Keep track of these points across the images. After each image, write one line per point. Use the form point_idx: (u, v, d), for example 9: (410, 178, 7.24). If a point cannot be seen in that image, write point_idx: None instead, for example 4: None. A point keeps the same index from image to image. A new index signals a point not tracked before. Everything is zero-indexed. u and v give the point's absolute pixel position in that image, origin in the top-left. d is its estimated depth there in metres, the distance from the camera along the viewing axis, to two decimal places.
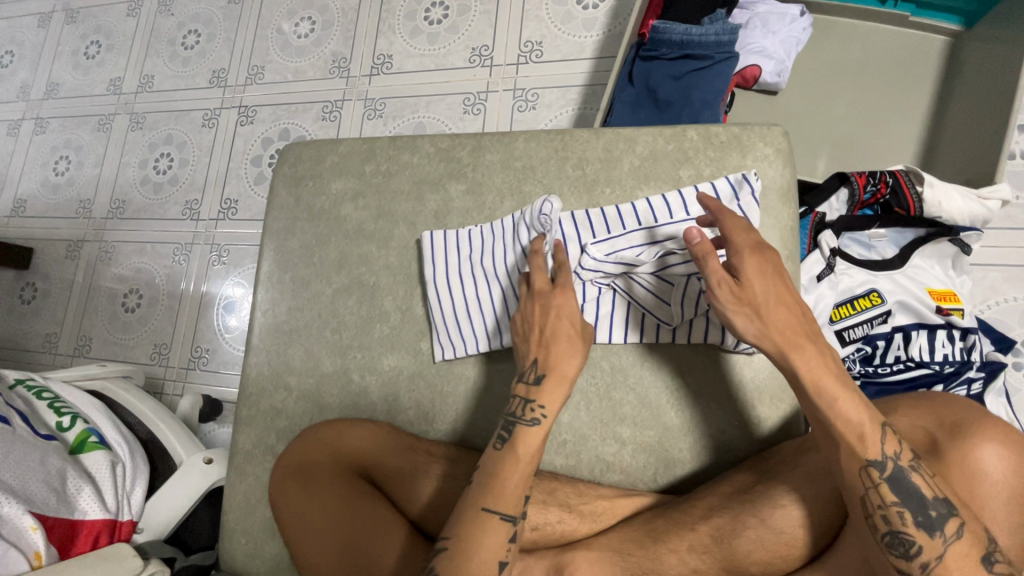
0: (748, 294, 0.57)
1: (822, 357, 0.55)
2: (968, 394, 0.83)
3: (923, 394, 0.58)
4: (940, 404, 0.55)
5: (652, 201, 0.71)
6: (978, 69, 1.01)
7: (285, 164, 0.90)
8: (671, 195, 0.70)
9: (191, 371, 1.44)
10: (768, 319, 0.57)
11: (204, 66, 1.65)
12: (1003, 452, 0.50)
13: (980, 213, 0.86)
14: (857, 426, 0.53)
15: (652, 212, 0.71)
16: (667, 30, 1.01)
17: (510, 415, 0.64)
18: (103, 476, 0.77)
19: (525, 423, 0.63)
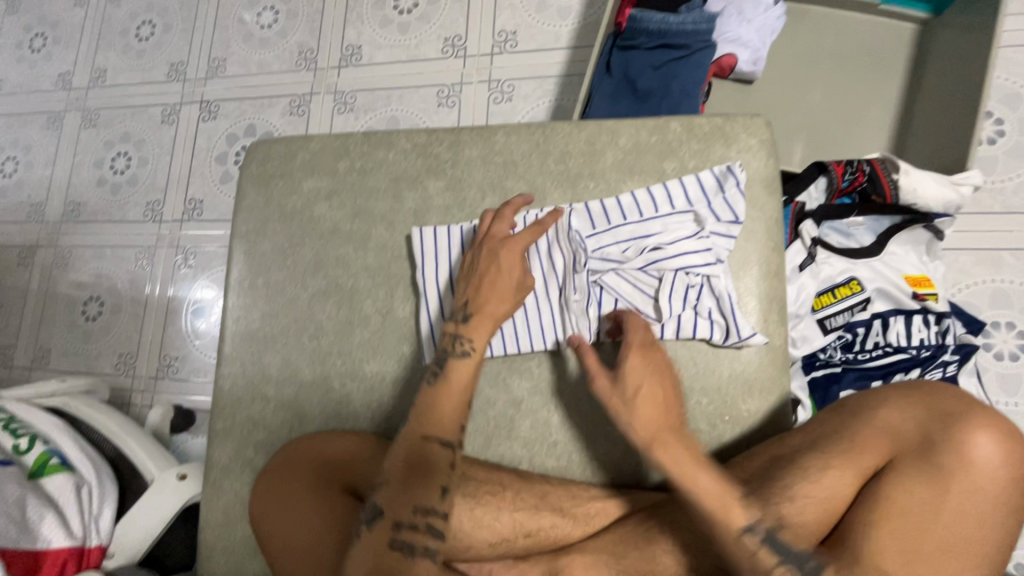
0: (626, 382, 0.61)
1: (684, 443, 0.58)
2: (943, 376, 0.84)
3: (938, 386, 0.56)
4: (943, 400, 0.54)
5: (638, 196, 0.70)
6: (947, 56, 1.03)
7: (253, 163, 0.86)
8: (656, 189, 0.70)
9: (160, 381, 1.38)
10: (637, 407, 0.60)
11: (161, 59, 1.56)
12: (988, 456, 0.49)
13: (953, 199, 0.85)
14: (714, 496, 0.55)
15: (639, 207, 0.70)
16: (644, 19, 0.99)
17: (444, 350, 0.67)
18: (65, 503, 0.73)
19: (461, 354, 0.66)
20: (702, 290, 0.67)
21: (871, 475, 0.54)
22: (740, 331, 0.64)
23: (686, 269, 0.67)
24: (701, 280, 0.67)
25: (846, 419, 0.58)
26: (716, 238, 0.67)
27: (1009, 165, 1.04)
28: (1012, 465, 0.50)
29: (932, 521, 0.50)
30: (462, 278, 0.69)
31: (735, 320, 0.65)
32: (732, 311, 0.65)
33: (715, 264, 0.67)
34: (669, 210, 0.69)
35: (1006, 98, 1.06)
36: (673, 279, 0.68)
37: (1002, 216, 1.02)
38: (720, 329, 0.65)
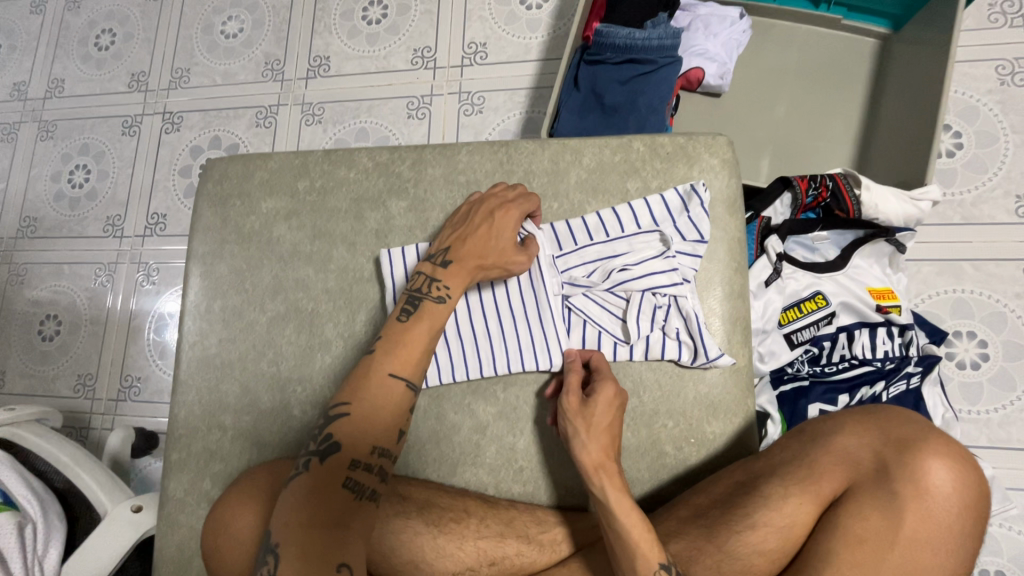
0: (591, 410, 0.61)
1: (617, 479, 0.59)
2: (907, 388, 0.85)
3: (894, 409, 0.56)
4: (900, 426, 0.54)
5: (603, 215, 0.69)
6: (906, 72, 1.05)
7: (210, 182, 0.83)
8: (623, 209, 0.69)
9: (122, 403, 1.33)
10: (593, 436, 0.60)
11: (121, 69, 1.52)
12: (940, 492, 0.50)
13: (913, 214, 0.87)
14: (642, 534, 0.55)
15: (604, 226, 0.69)
16: (610, 34, 0.99)
17: (417, 290, 0.66)
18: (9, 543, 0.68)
19: (432, 299, 0.65)
20: (670, 311, 0.66)
21: (832, 503, 0.54)
22: (708, 352, 0.64)
23: (654, 290, 0.66)
24: (669, 300, 0.66)
25: (804, 445, 0.57)
26: (682, 257, 0.67)
27: (968, 177, 1.06)
28: (964, 492, 0.50)
29: (890, 550, 0.50)
30: (451, 226, 0.69)
31: (703, 340, 0.64)
32: (699, 332, 0.64)
33: (682, 284, 0.66)
34: (636, 230, 0.68)
35: (965, 111, 1.09)
36: (642, 300, 0.66)
37: (962, 228, 1.04)
38: (688, 350, 0.65)
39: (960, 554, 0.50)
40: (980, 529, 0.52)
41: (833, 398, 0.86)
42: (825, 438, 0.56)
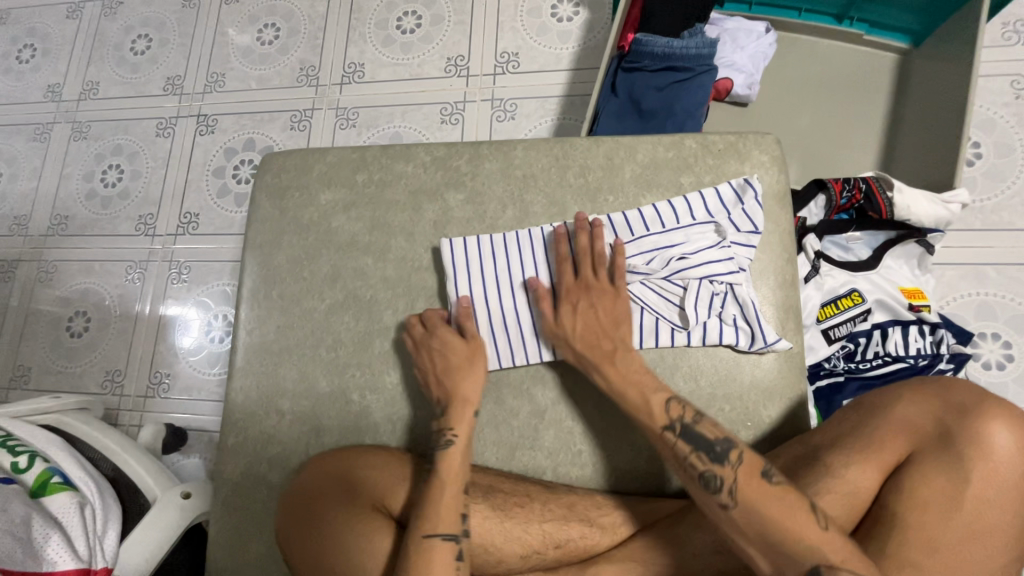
0: (616, 387, 0.65)
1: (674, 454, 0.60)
2: None
3: (949, 378, 0.59)
4: (959, 392, 0.57)
5: (659, 208, 0.72)
6: (927, 84, 1.09)
7: (267, 174, 0.85)
8: (680, 200, 0.72)
9: (150, 399, 1.33)
10: (581, 351, 0.67)
11: (156, 73, 1.55)
12: (1004, 452, 0.53)
13: (943, 216, 0.91)
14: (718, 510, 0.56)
15: (660, 218, 0.72)
16: (648, 43, 1.03)
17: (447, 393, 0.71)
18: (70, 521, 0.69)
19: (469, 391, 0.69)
20: (727, 298, 0.69)
21: (895, 469, 0.57)
22: (765, 337, 0.67)
23: (712, 278, 0.69)
24: (726, 288, 0.69)
25: (863, 415, 0.60)
26: (737, 247, 0.70)
27: (988, 186, 1.10)
28: None
29: (957, 509, 0.53)
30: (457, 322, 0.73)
31: (760, 326, 0.67)
32: (754, 316, 0.67)
33: (738, 273, 0.69)
34: (692, 220, 0.71)
35: (983, 123, 1.13)
36: (700, 287, 0.69)
37: (984, 233, 1.08)
38: (746, 335, 0.67)
39: (1022, 510, 0.53)
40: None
41: None
42: (885, 408, 0.59)
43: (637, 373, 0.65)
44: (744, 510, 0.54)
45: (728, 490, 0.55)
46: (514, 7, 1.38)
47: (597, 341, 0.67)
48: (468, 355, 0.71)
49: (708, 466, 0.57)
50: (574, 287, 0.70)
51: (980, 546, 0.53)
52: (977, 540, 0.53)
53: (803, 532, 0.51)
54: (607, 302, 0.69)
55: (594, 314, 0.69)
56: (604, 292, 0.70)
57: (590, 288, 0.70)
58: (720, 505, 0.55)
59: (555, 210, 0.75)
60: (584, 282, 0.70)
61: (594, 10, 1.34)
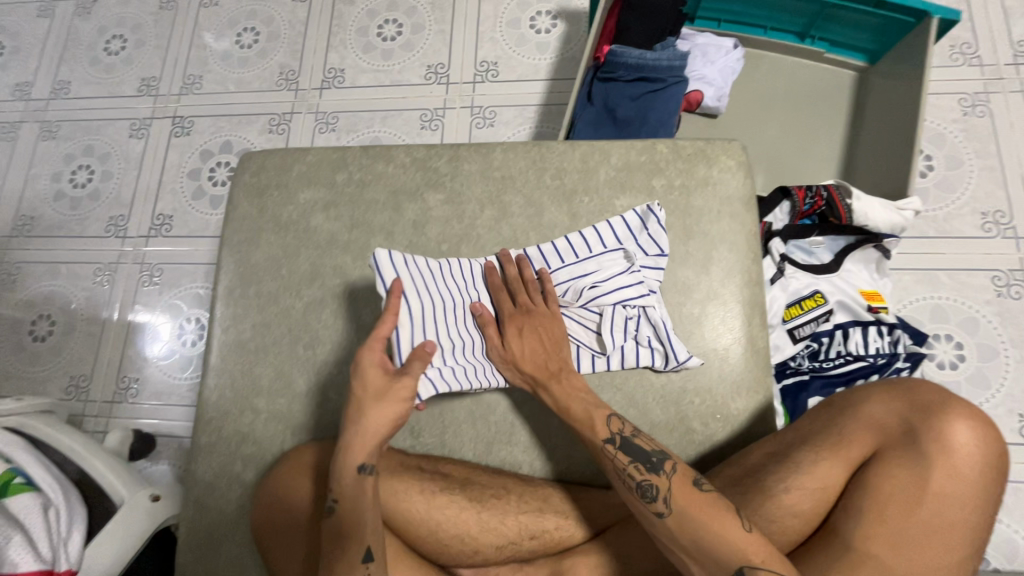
0: (563, 407, 0.67)
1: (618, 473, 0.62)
2: None
3: (916, 378, 0.62)
4: (925, 392, 0.60)
5: (572, 239, 0.75)
6: (882, 99, 1.16)
7: (246, 173, 0.85)
8: (589, 231, 0.75)
9: (117, 405, 1.29)
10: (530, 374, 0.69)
11: (131, 74, 1.53)
12: (965, 450, 0.56)
13: (898, 222, 0.96)
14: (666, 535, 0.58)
15: (573, 249, 0.74)
16: (623, 54, 1.07)
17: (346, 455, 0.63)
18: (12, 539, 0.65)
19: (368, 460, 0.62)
20: (640, 321, 0.71)
21: (862, 464, 0.60)
22: (675, 356, 0.69)
23: (626, 303, 0.72)
24: (640, 309, 0.72)
25: (833, 414, 0.63)
26: (647, 271, 0.73)
27: (940, 196, 1.17)
28: (985, 450, 0.56)
29: (918, 504, 0.56)
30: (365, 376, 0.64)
31: (671, 345, 0.69)
32: (664, 336, 0.70)
33: (649, 295, 0.72)
34: (602, 249, 0.74)
35: (934, 138, 1.21)
36: (615, 313, 0.72)
37: (937, 240, 1.15)
38: (660, 355, 0.70)
39: (981, 507, 0.56)
40: (1000, 485, 0.57)
41: (831, 391, 0.91)
42: (854, 407, 0.62)
43: (580, 396, 0.67)
44: (676, 519, 0.57)
45: (664, 499, 0.58)
46: (493, 18, 1.41)
47: (545, 367, 0.69)
48: (378, 391, 0.63)
49: (644, 475, 0.60)
50: (513, 314, 0.72)
51: (939, 541, 0.55)
52: (938, 534, 0.55)
53: (729, 534, 0.55)
54: (545, 327, 0.71)
55: (537, 339, 0.70)
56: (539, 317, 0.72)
57: (527, 314, 0.72)
58: (655, 513, 0.58)
59: (533, 211, 0.77)
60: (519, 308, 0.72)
61: (571, 23, 1.38)
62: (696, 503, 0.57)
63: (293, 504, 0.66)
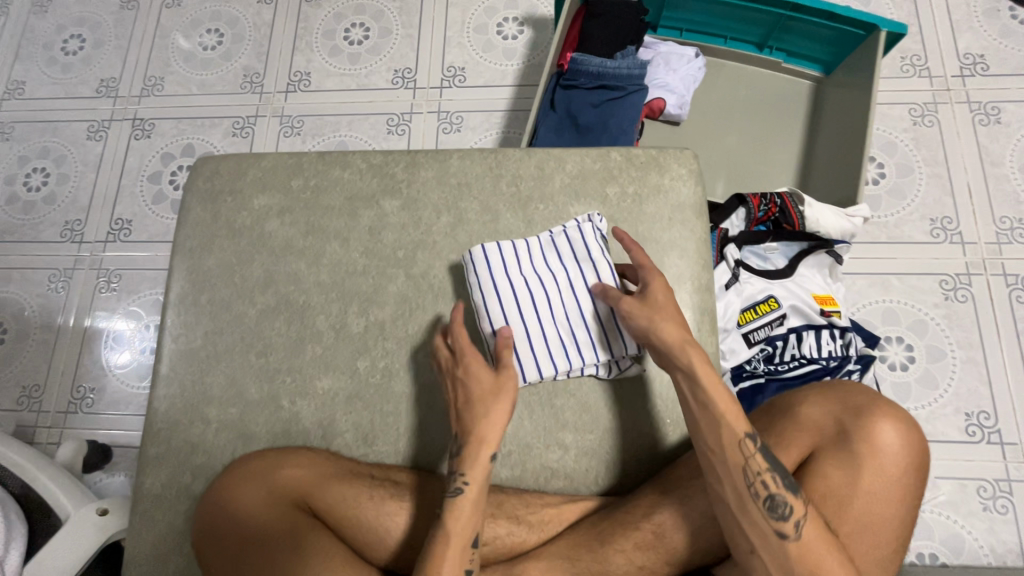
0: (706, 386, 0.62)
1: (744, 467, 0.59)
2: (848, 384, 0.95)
3: (846, 382, 0.64)
4: (856, 394, 0.62)
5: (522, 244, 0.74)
6: (837, 109, 1.19)
7: (200, 178, 0.84)
8: (528, 245, 0.74)
9: (72, 415, 1.25)
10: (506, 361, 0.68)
11: (90, 74, 1.49)
12: (895, 449, 0.58)
13: (847, 229, 1.00)
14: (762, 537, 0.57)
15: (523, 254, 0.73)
16: (585, 62, 1.09)
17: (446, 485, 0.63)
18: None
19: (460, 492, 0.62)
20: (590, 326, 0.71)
21: (800, 466, 0.61)
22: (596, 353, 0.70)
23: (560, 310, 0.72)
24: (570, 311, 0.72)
25: (774, 418, 0.65)
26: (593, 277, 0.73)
27: (891, 203, 1.21)
28: (911, 452, 0.59)
29: (851, 504, 0.58)
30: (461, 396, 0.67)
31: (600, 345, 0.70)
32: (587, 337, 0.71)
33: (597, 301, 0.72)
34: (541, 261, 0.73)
35: (885, 146, 1.25)
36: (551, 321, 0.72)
37: (888, 246, 1.18)
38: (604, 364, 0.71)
39: (906, 505, 0.59)
40: (922, 481, 0.60)
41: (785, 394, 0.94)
42: (793, 409, 0.63)
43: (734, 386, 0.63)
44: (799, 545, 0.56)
45: (796, 523, 0.56)
46: (461, 23, 1.42)
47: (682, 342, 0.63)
48: (492, 388, 0.66)
49: (780, 491, 0.57)
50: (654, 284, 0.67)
51: (866, 539, 0.58)
52: (867, 532, 0.58)
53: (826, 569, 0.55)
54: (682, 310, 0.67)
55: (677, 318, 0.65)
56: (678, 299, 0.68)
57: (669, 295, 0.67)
58: (779, 533, 0.56)
59: (488, 217, 0.78)
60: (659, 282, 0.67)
61: (538, 30, 1.39)
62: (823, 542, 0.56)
63: (240, 516, 0.64)
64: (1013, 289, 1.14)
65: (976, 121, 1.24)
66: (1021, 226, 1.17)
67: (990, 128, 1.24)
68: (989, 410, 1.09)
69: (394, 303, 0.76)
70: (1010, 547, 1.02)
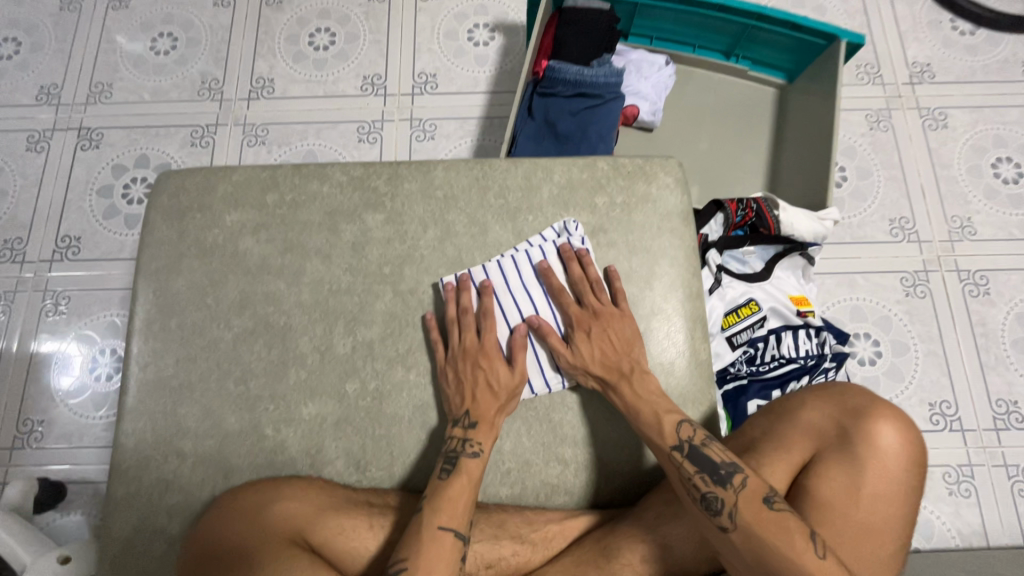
0: (632, 409, 0.67)
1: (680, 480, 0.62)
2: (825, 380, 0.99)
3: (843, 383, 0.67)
4: (852, 394, 0.64)
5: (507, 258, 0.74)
6: (801, 115, 1.23)
7: (163, 194, 0.79)
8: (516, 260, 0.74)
9: (18, 451, 1.15)
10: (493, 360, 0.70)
11: (27, 80, 1.38)
12: (894, 447, 0.60)
13: (820, 231, 1.03)
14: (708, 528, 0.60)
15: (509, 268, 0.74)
16: (561, 70, 1.09)
17: (451, 450, 0.66)
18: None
19: (467, 456, 0.66)
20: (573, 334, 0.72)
21: (802, 469, 0.63)
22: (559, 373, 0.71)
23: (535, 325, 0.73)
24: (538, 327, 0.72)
25: (772, 420, 0.66)
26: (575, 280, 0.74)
27: (853, 205, 1.27)
28: (909, 451, 0.61)
29: (855, 501, 0.60)
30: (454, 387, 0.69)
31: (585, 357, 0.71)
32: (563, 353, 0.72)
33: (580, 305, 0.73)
34: (519, 277, 0.74)
35: (846, 150, 1.31)
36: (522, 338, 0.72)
37: (852, 246, 1.24)
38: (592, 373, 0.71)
39: (909, 504, 0.60)
40: (922, 480, 0.62)
41: (768, 394, 0.96)
42: (793, 412, 0.65)
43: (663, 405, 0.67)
44: (742, 534, 0.58)
45: (728, 514, 0.59)
46: (431, 29, 1.39)
47: (607, 370, 0.69)
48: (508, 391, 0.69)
49: (710, 488, 0.60)
50: (582, 315, 0.71)
51: (872, 539, 0.59)
52: (872, 531, 0.59)
53: (773, 549, 0.56)
54: (613, 334, 0.71)
55: (604, 344, 0.70)
56: (621, 318, 0.72)
57: (597, 320, 0.71)
58: (719, 527, 0.59)
59: (477, 230, 0.76)
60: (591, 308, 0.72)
61: (509, 36, 1.39)
62: (763, 521, 0.57)
63: (228, 561, 0.60)
64: (966, 284, 1.21)
65: (926, 126, 1.32)
66: (970, 224, 1.25)
67: (939, 132, 1.31)
68: (950, 400, 1.15)
69: (382, 322, 0.73)
70: (975, 528, 1.07)
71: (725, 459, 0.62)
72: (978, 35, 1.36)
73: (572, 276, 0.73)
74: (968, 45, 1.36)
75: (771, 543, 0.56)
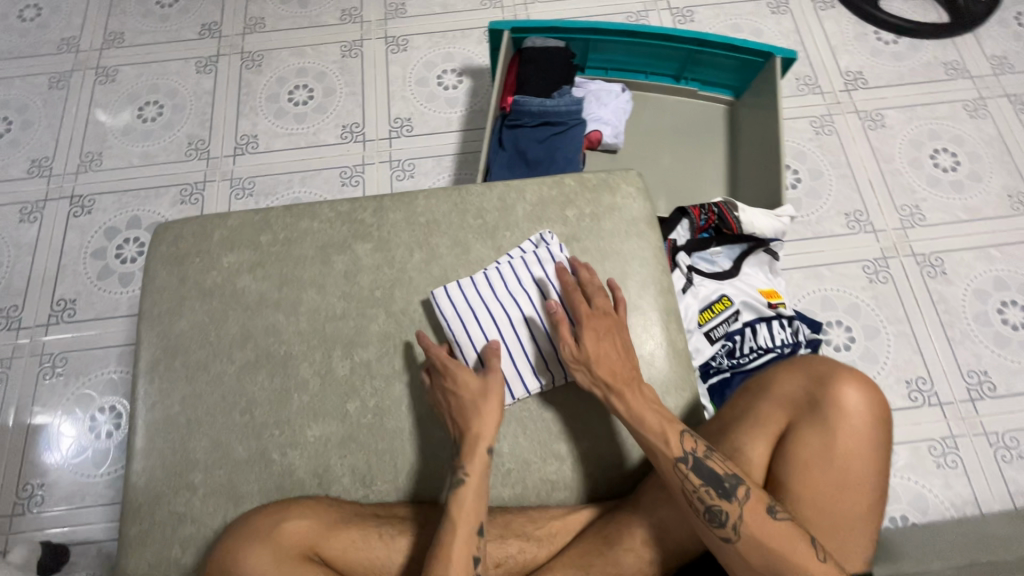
0: (636, 415, 0.68)
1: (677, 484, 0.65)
2: None
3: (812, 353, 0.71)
4: (816, 362, 0.68)
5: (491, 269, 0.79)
6: (751, 125, 1.33)
7: (163, 244, 0.84)
8: (500, 270, 0.78)
9: (19, 517, 1.14)
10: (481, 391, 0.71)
11: (19, 156, 1.44)
12: (860, 400, 0.64)
13: (779, 227, 1.10)
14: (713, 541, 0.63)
15: (493, 278, 0.78)
16: (525, 103, 1.18)
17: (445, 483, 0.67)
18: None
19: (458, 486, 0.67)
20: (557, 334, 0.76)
21: (781, 440, 0.67)
22: (548, 372, 0.75)
23: (523, 329, 0.77)
24: (525, 330, 0.76)
25: (751, 397, 0.71)
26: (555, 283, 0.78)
27: (810, 203, 1.36)
28: (874, 409, 0.65)
29: (832, 462, 0.64)
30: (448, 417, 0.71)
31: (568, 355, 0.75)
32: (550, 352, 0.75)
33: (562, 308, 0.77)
34: (506, 286, 0.78)
35: (797, 154, 1.41)
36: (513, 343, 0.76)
37: (814, 241, 1.32)
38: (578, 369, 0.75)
39: (881, 459, 0.64)
40: (889, 433, 0.66)
41: None
42: (768, 384, 0.70)
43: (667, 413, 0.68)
44: (745, 543, 0.61)
45: (733, 526, 0.61)
46: (402, 78, 1.50)
47: (617, 378, 0.70)
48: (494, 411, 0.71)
49: (716, 501, 0.63)
50: (592, 322, 0.73)
51: (849, 497, 0.64)
52: (848, 488, 0.64)
53: (781, 557, 0.60)
54: (620, 343, 0.72)
55: (612, 354, 0.71)
56: (624, 328, 0.74)
57: (606, 329, 0.72)
58: (723, 538, 0.62)
59: (460, 250, 0.82)
60: (599, 316, 0.73)
61: (476, 78, 1.49)
62: (768, 534, 0.60)
63: None
64: (923, 267, 1.29)
65: (866, 127, 1.43)
66: (919, 212, 1.34)
67: (878, 131, 1.43)
68: (925, 376, 1.20)
69: (377, 342, 0.77)
70: (966, 497, 1.11)
71: (729, 471, 0.64)
72: (900, 43, 1.50)
73: (576, 288, 0.75)
74: (893, 53, 1.49)
75: (774, 551, 0.60)
